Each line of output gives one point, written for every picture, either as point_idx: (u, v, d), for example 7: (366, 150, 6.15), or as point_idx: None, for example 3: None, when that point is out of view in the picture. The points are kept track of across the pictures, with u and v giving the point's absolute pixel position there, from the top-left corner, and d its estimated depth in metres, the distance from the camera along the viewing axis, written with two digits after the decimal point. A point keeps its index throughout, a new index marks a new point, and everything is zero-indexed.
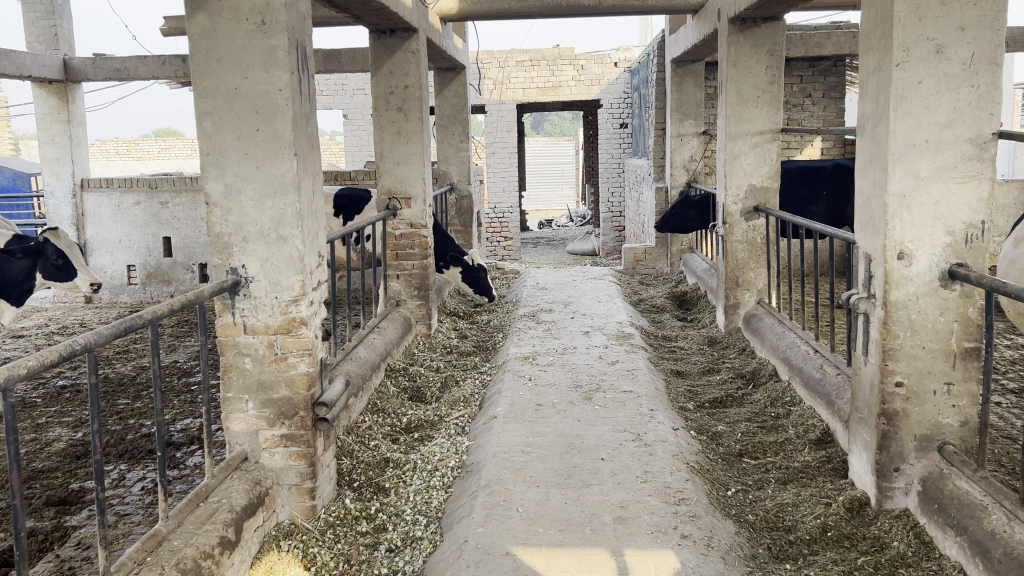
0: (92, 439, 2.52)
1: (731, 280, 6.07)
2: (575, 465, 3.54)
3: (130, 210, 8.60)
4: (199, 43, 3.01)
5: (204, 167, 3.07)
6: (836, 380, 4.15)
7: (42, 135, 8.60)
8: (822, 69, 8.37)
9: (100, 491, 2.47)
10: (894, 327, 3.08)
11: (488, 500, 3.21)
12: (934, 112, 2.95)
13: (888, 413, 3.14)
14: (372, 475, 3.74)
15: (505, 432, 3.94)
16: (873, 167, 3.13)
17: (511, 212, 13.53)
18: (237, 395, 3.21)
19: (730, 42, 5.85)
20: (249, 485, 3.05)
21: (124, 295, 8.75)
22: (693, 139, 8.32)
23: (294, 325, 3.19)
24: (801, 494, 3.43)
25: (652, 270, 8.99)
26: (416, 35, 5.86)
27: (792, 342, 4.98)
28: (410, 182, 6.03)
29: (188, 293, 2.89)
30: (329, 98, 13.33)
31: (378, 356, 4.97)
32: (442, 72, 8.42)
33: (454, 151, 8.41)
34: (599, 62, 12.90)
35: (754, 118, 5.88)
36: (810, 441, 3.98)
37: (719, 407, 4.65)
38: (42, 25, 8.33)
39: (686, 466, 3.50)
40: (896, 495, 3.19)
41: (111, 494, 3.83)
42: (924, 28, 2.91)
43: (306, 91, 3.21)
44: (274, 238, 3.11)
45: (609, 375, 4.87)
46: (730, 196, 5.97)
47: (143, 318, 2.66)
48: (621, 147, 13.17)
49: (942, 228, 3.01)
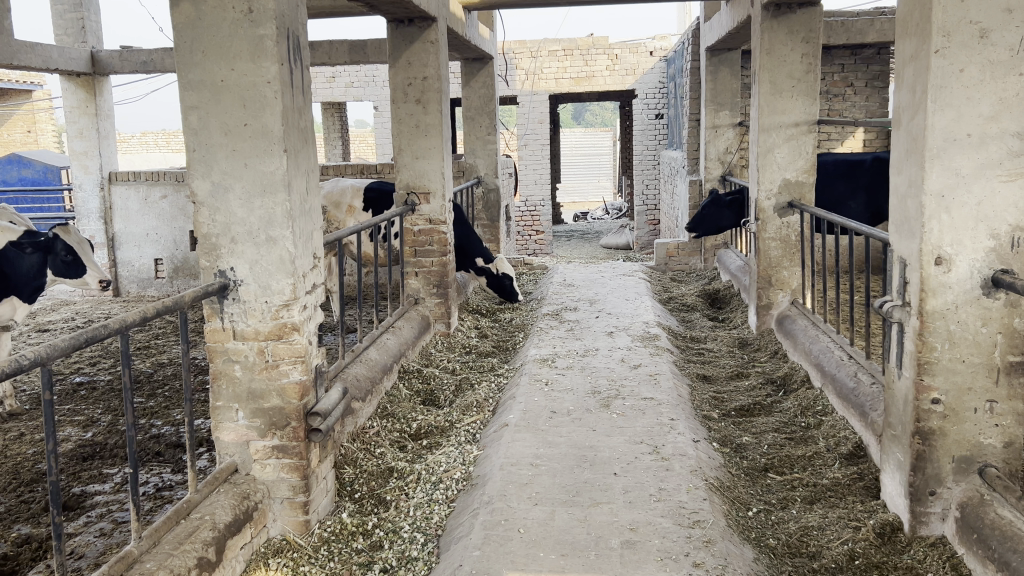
0: (47, 457, 2.40)
1: (763, 280, 5.79)
2: (584, 481, 3.33)
3: (157, 204, 8.54)
4: (185, 33, 2.87)
5: (190, 164, 2.93)
6: (870, 391, 3.88)
7: (70, 129, 8.60)
8: (866, 57, 7.99)
9: (54, 517, 2.43)
10: (930, 339, 2.82)
11: (488, 518, 3.02)
12: (977, 104, 2.67)
13: (923, 433, 2.88)
14: (374, 487, 3.58)
15: (515, 442, 3.76)
16: (908, 164, 2.86)
17: (543, 205, 13.25)
18: (227, 404, 3.08)
19: (762, 29, 5.56)
20: (236, 500, 2.93)
21: (151, 289, 8.71)
22: (729, 130, 8.02)
23: (285, 331, 3.04)
24: (828, 516, 3.18)
25: (685, 266, 8.72)
26: (434, 25, 5.68)
27: (825, 347, 4.69)
28: (429, 176, 5.85)
29: (168, 298, 2.77)
30: (360, 89, 13.25)
31: (391, 357, 4.82)
32: (468, 62, 8.23)
33: (481, 143, 8.19)
34: (634, 51, 12.63)
35: (790, 109, 5.57)
36: (841, 456, 3.73)
37: (745, 415, 4.40)
38: (70, 19, 8.34)
39: (705, 484, 3.27)
40: (932, 521, 2.92)
41: (112, 499, 3.72)
42: (967, 10, 2.63)
43: (299, 83, 3.04)
44: (264, 240, 2.96)
45: (630, 381, 4.64)
46: (762, 191, 5.69)
47: (108, 329, 2.53)
48: (656, 138, 12.86)
49: (985, 231, 2.73)
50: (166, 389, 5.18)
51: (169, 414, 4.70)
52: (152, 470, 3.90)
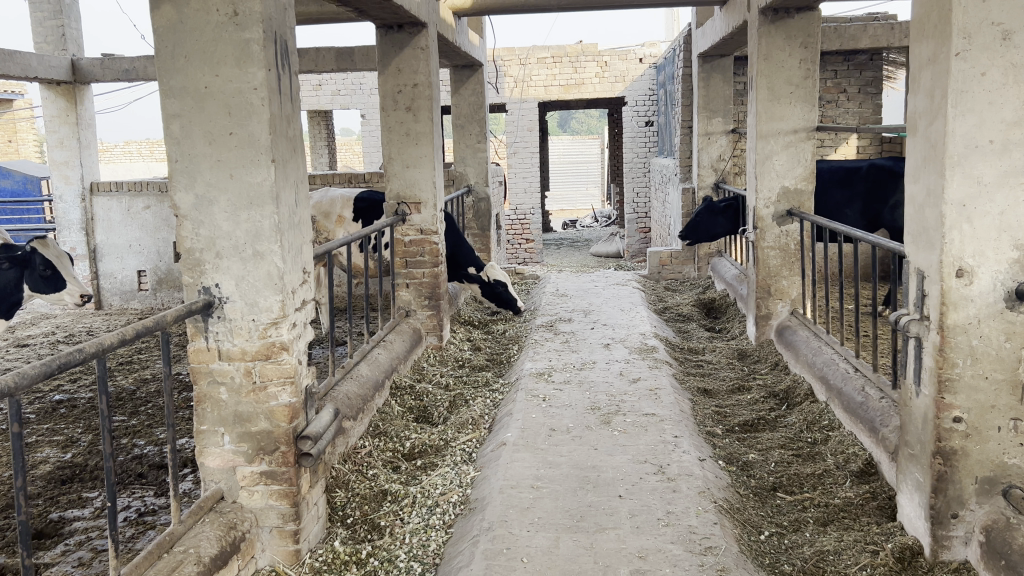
0: (14, 493, 2.22)
1: (763, 290, 5.67)
2: (588, 504, 3.19)
3: (140, 215, 8.34)
4: (166, 37, 2.72)
5: (173, 176, 2.78)
6: (879, 405, 3.76)
7: (50, 138, 8.36)
8: (858, 63, 7.93)
9: (25, 558, 2.25)
10: (951, 355, 2.69)
11: (490, 547, 2.87)
12: (1000, 109, 2.56)
13: (945, 453, 2.75)
14: (368, 511, 3.42)
15: (514, 462, 3.61)
16: (926, 172, 2.74)
17: (532, 214, 13.11)
18: (212, 428, 2.92)
19: (760, 34, 5.44)
20: (222, 531, 2.77)
21: (133, 301, 8.51)
22: (722, 138, 7.93)
23: (274, 350, 2.88)
24: (843, 540, 3.03)
25: (678, 275, 8.59)
26: (425, 31, 5.54)
27: (829, 359, 4.56)
28: (420, 186, 5.70)
29: (148, 318, 2.60)
30: (346, 97, 13.09)
31: (382, 374, 4.64)
32: (458, 69, 8.08)
33: (471, 151, 8.04)
34: (623, 58, 12.55)
35: (788, 115, 5.46)
36: (851, 474, 3.60)
37: (749, 431, 4.26)
38: (50, 26, 8.14)
39: (714, 507, 3.12)
40: (954, 545, 2.78)
41: (91, 525, 3.53)
42: (989, 11, 2.51)
43: (286, 89, 2.88)
44: (251, 255, 2.80)
45: (631, 396, 4.49)
46: (761, 199, 5.57)
47: (82, 354, 2.35)
48: (647, 146, 12.77)
49: (1008, 242, 2.61)
50: (149, 407, 4.99)
51: (152, 433, 4.52)
52: (134, 494, 3.73)
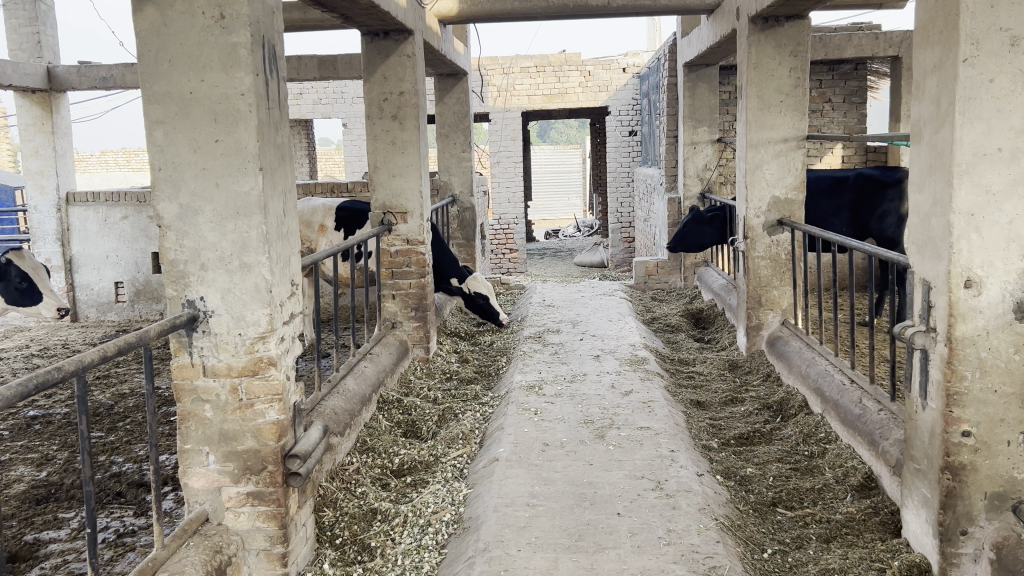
0: None
1: (754, 299, 5.61)
2: (587, 522, 3.09)
3: (117, 225, 8.15)
4: (149, 40, 2.60)
5: (156, 185, 2.66)
6: (878, 417, 3.69)
7: (25, 148, 8.19)
8: (843, 73, 7.95)
9: None
10: (959, 367, 2.63)
11: (486, 569, 2.76)
12: (1008, 117, 2.51)
13: (953, 467, 2.68)
14: (357, 531, 3.31)
15: (508, 478, 3.50)
16: (932, 180, 2.68)
17: (516, 223, 13.03)
18: (196, 447, 2.80)
19: (750, 43, 5.40)
20: (208, 555, 2.64)
21: (111, 313, 8.32)
22: (708, 147, 7.88)
23: (261, 366, 2.77)
24: (848, 557, 2.96)
25: (664, 285, 8.54)
26: (410, 38, 5.45)
27: (824, 370, 4.50)
28: (407, 195, 5.60)
29: (131, 334, 2.49)
30: (327, 106, 12.97)
31: (369, 388, 4.52)
32: (442, 78, 7.98)
33: (456, 160, 7.94)
34: (607, 68, 12.56)
35: (777, 124, 5.43)
36: (852, 488, 3.53)
37: (745, 444, 4.19)
38: (25, 33, 7.95)
39: (716, 524, 3.04)
40: (964, 562, 2.71)
41: (68, 547, 3.38)
42: (996, 16, 2.47)
43: (274, 95, 2.77)
44: (237, 266, 2.69)
45: (624, 409, 4.40)
46: (752, 209, 5.53)
47: (61, 372, 2.23)
48: (630, 155, 12.82)
49: (1017, 252, 2.56)
50: (127, 423, 4.84)
51: (132, 449, 4.37)
52: (114, 513, 3.58)
